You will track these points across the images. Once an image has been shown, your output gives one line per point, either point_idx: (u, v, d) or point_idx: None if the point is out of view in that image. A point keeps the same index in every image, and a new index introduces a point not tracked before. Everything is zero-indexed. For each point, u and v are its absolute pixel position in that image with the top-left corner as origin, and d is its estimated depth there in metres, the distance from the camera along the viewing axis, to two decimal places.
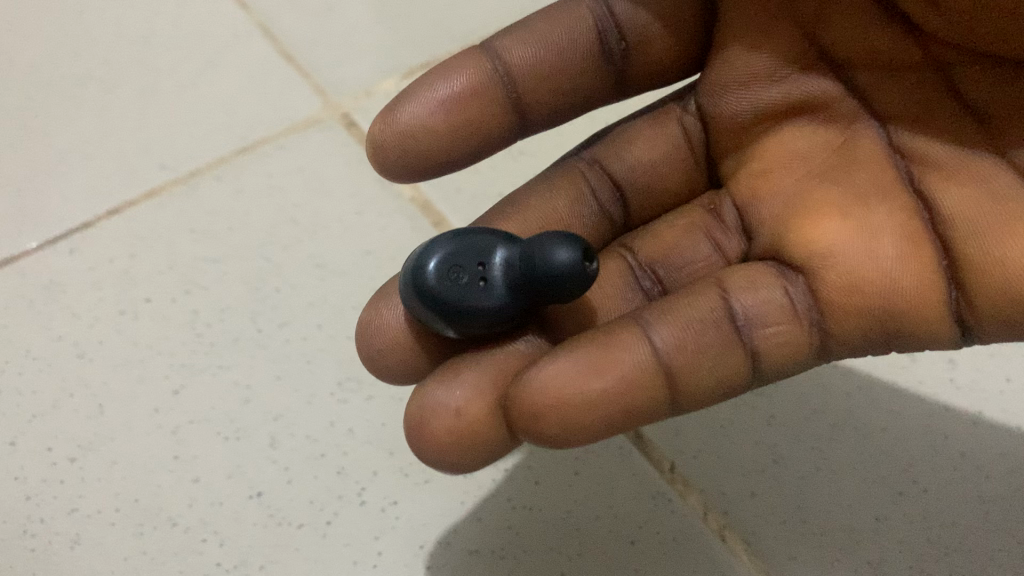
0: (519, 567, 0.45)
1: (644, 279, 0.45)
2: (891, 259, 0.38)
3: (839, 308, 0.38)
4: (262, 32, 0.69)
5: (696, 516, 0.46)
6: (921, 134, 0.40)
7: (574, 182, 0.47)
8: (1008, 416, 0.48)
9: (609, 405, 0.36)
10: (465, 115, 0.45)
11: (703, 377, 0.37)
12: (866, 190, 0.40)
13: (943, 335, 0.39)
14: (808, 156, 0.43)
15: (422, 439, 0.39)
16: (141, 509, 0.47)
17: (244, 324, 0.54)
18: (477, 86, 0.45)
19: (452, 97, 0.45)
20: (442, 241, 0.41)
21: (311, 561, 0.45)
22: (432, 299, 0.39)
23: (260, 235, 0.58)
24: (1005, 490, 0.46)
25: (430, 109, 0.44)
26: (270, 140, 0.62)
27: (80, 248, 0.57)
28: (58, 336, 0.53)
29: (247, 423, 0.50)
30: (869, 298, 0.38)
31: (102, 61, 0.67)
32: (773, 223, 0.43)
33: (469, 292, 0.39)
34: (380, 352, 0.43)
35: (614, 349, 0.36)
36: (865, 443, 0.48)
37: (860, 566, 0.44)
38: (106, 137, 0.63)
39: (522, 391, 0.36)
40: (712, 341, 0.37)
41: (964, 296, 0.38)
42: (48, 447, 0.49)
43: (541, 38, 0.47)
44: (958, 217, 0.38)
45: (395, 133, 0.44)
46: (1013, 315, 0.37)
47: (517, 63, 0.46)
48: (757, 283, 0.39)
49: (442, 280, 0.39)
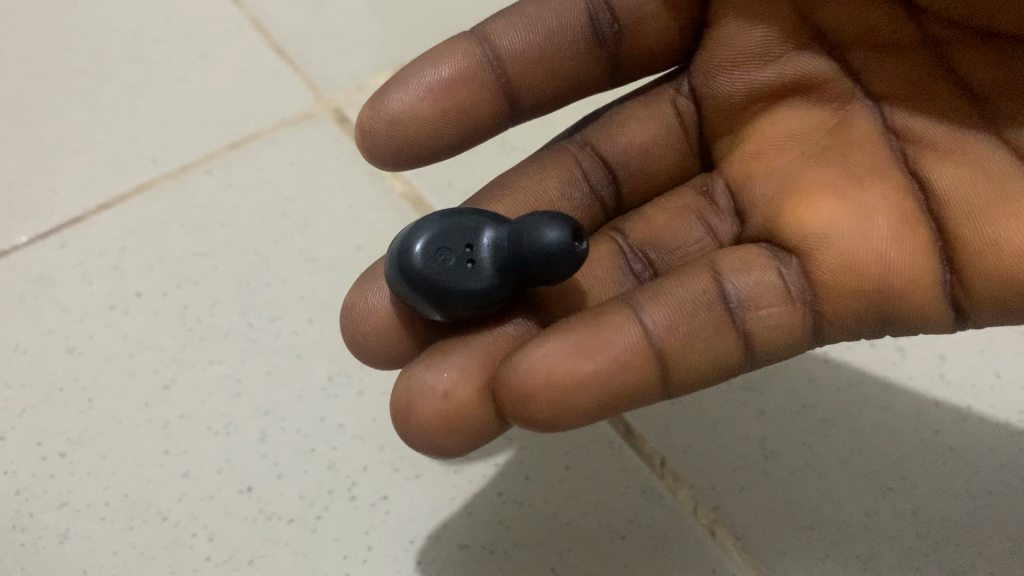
0: (508, 562, 0.45)
1: (635, 262, 0.44)
2: (885, 241, 0.38)
3: (833, 290, 0.38)
4: (253, 26, 0.69)
5: (685, 512, 0.46)
6: (917, 114, 0.40)
7: (566, 165, 0.47)
8: (998, 412, 0.48)
9: (600, 387, 0.35)
10: (453, 100, 0.45)
11: (695, 359, 0.37)
12: (860, 171, 0.40)
13: (938, 318, 0.39)
14: (802, 137, 0.43)
15: (410, 423, 0.38)
16: (130, 504, 0.47)
17: (234, 318, 0.54)
18: (465, 71, 0.45)
19: (441, 83, 0.45)
20: (429, 222, 0.40)
21: (299, 556, 0.45)
22: (420, 280, 0.39)
23: (251, 230, 0.58)
24: (995, 485, 0.45)
25: (418, 95, 0.44)
26: (261, 135, 0.62)
27: (70, 242, 0.57)
28: (47, 330, 0.53)
29: (236, 417, 0.50)
30: (862, 280, 0.38)
31: (92, 55, 0.67)
32: (767, 203, 0.42)
33: (457, 274, 0.39)
34: (367, 333, 0.42)
35: (604, 331, 0.36)
36: (855, 439, 0.48)
37: (850, 562, 0.44)
38: (96, 131, 0.63)
39: (510, 373, 0.35)
40: (704, 323, 0.37)
41: (959, 279, 0.38)
42: (37, 441, 0.49)
43: (531, 24, 0.46)
44: (953, 198, 0.38)
45: (383, 120, 0.44)
46: (1011, 301, 0.37)
47: (507, 48, 0.46)
48: (750, 265, 0.39)
49: (429, 262, 0.39)
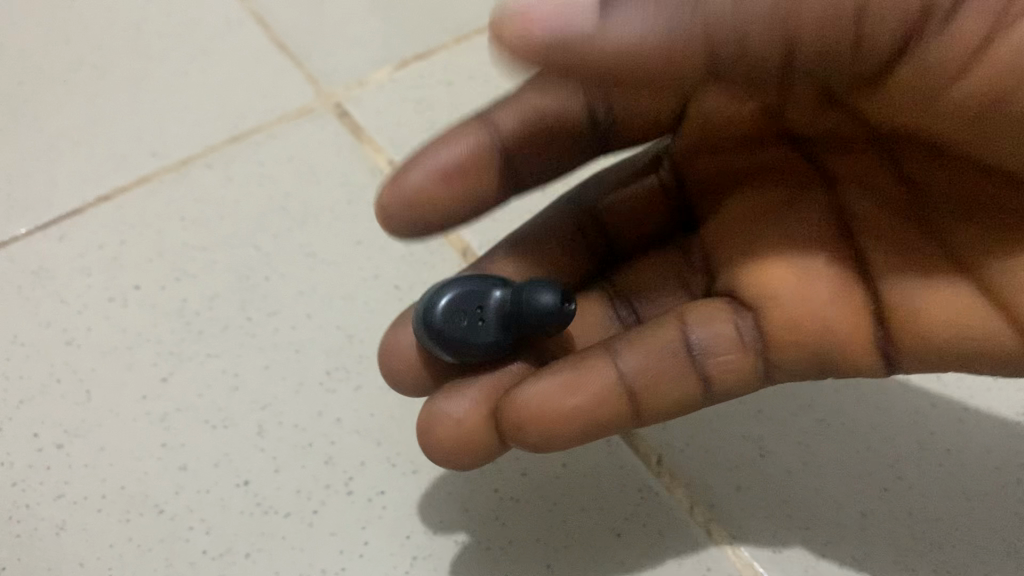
0: (505, 558, 0.45)
1: (621, 309, 0.47)
2: (830, 299, 0.40)
3: (781, 341, 0.40)
4: (254, 20, 0.69)
5: (681, 509, 0.46)
6: (863, 201, 0.42)
7: (563, 226, 0.48)
8: (994, 415, 0.48)
9: (585, 418, 0.38)
10: (465, 188, 0.45)
11: (663, 396, 0.39)
12: (809, 239, 0.42)
13: (873, 369, 0.41)
14: (756, 204, 0.44)
15: (429, 442, 0.41)
16: (127, 496, 0.47)
17: (233, 311, 0.54)
18: (477, 159, 0.45)
19: (453, 168, 0.44)
20: (451, 282, 0.42)
21: (296, 550, 0.45)
22: (437, 339, 0.41)
23: (250, 224, 0.58)
24: (990, 487, 0.46)
25: (433, 184, 0.44)
26: (261, 129, 0.62)
27: (69, 234, 0.57)
28: (46, 322, 0.53)
29: (235, 411, 0.50)
30: (809, 332, 0.39)
31: (93, 48, 0.67)
32: (726, 266, 0.43)
33: (471, 331, 0.41)
34: (394, 369, 0.44)
35: (589, 367, 0.39)
36: (852, 438, 0.48)
37: (845, 562, 0.44)
38: (97, 123, 0.62)
39: (510, 402, 0.39)
40: (670, 367, 0.39)
41: (889, 339, 0.40)
42: (35, 433, 0.49)
43: (538, 112, 0.45)
44: (889, 271, 0.40)
45: (400, 202, 0.44)
46: (935, 360, 0.40)
47: (514, 139, 0.45)
48: (713, 317, 0.40)
49: (447, 321, 0.41)
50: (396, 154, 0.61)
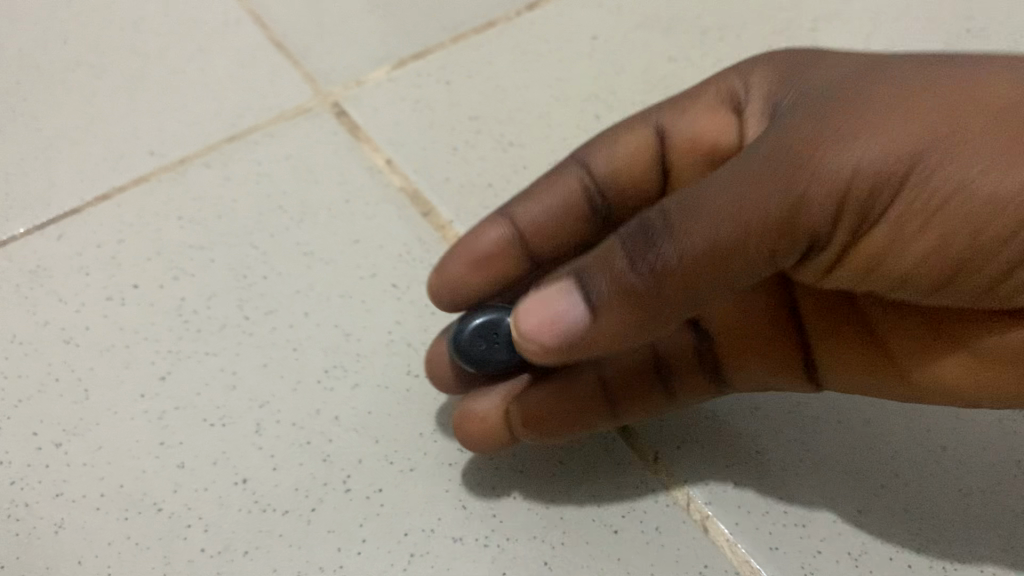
0: (503, 555, 0.45)
1: None
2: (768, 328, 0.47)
3: (732, 360, 0.47)
4: (253, 20, 0.69)
5: (679, 506, 0.46)
6: None
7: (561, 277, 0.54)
8: (989, 412, 0.48)
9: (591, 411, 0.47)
10: (497, 274, 0.51)
11: (650, 402, 0.47)
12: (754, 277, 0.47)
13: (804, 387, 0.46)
14: None
15: (463, 431, 0.47)
16: (125, 495, 0.47)
17: (231, 309, 0.54)
18: (504, 253, 0.51)
19: (488, 260, 0.51)
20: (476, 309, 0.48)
21: (294, 548, 0.45)
22: (466, 356, 0.46)
23: (248, 222, 0.58)
24: (986, 484, 0.46)
25: (472, 277, 0.51)
26: (259, 128, 0.62)
27: (68, 233, 0.57)
28: (44, 321, 0.53)
29: (234, 409, 0.50)
30: (749, 355, 0.47)
31: (91, 47, 0.67)
32: None
33: (493, 350, 0.47)
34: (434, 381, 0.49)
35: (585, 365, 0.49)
36: (848, 435, 0.48)
37: (841, 558, 0.44)
38: (95, 123, 0.63)
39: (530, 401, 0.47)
40: (650, 374, 0.48)
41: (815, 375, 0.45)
42: (33, 431, 0.49)
43: (549, 206, 0.51)
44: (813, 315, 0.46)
45: (447, 295, 0.51)
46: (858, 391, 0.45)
47: (531, 230, 0.51)
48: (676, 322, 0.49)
49: (475, 339, 0.46)
50: (394, 152, 0.61)
